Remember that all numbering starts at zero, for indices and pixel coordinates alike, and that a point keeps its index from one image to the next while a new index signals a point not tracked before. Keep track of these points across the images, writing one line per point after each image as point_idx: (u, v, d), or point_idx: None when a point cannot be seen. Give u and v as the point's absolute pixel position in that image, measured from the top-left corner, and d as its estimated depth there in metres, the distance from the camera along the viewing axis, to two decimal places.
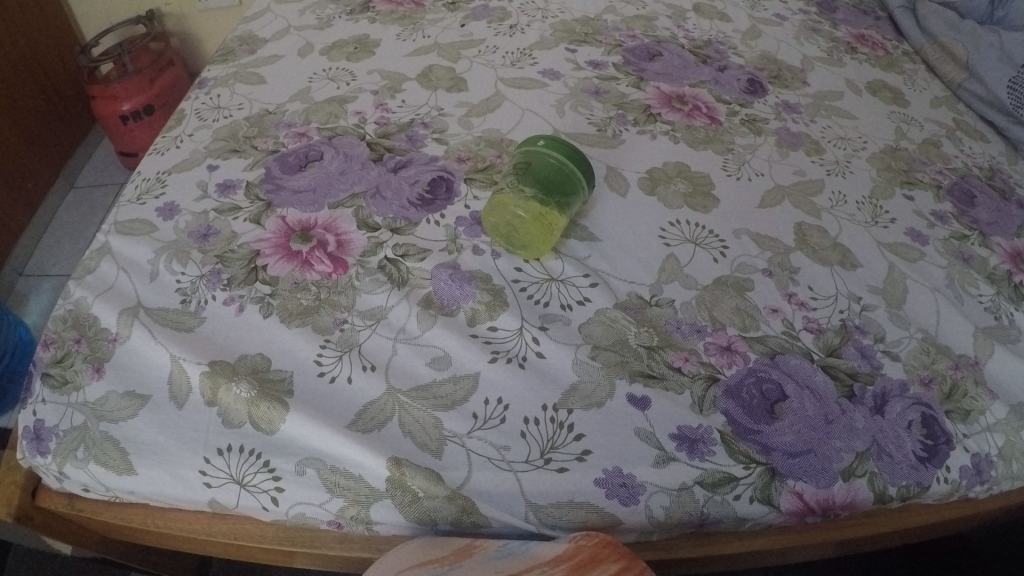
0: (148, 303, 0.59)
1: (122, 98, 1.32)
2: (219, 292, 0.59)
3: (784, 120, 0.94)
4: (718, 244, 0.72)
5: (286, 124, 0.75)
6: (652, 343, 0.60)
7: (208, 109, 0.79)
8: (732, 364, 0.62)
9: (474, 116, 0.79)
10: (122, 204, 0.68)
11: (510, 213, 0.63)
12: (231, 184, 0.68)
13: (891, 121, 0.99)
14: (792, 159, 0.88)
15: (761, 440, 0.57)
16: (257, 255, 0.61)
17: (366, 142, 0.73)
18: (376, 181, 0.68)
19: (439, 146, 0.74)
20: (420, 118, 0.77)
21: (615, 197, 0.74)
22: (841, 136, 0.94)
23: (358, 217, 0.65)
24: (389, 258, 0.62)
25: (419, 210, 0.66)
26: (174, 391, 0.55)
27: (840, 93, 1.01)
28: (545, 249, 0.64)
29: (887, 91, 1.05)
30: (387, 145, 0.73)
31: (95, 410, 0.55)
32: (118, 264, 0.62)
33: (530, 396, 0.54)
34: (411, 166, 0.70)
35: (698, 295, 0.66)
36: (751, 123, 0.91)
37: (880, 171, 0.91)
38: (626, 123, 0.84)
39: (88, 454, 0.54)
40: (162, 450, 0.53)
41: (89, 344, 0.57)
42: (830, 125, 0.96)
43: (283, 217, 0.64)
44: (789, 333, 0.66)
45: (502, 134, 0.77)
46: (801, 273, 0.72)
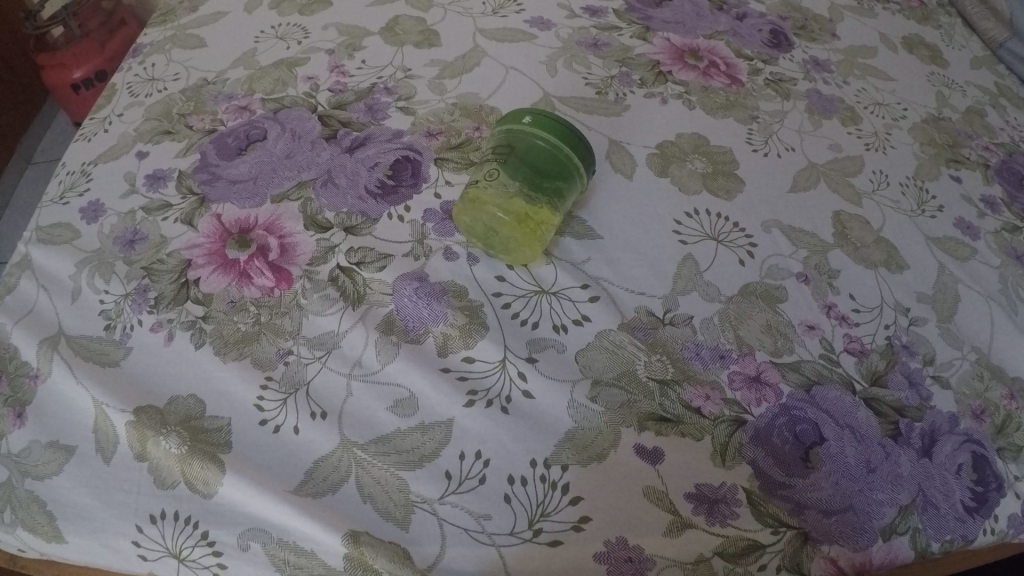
0: (71, 331, 0.50)
1: (72, 65, 1.17)
2: (145, 316, 0.50)
3: (814, 81, 0.81)
4: (745, 240, 0.60)
5: (227, 96, 0.64)
6: (665, 376, 0.49)
7: (141, 82, 0.68)
8: (761, 400, 0.51)
9: (448, 77, 0.66)
10: (44, 205, 0.58)
11: (487, 211, 0.51)
12: (161, 175, 0.58)
13: (932, 85, 0.86)
14: (824, 129, 0.75)
15: (793, 496, 0.48)
16: (188, 266, 0.52)
17: (319, 115, 0.61)
18: (329, 166, 0.57)
19: (405, 118, 0.61)
20: (383, 82, 0.64)
21: (619, 179, 0.61)
22: (878, 103, 0.81)
23: (306, 214, 0.54)
24: (343, 266, 0.51)
25: (380, 201, 0.54)
26: (101, 442, 0.47)
27: (873, 49, 0.88)
28: (535, 255, 0.52)
29: (925, 48, 0.91)
30: (343, 118, 0.61)
31: (19, 462, 0.47)
32: (39, 282, 0.53)
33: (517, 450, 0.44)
34: (371, 145, 0.58)
35: (721, 309, 0.54)
36: (777, 84, 0.78)
37: (923, 147, 0.78)
38: (631, 83, 0.70)
39: (15, 517, 0.46)
40: (92, 515, 0.45)
41: (9, 382, 0.49)
42: (865, 87, 0.82)
43: (219, 215, 0.54)
44: (827, 357, 0.55)
45: (481, 100, 0.64)
46: (841, 277, 0.61)
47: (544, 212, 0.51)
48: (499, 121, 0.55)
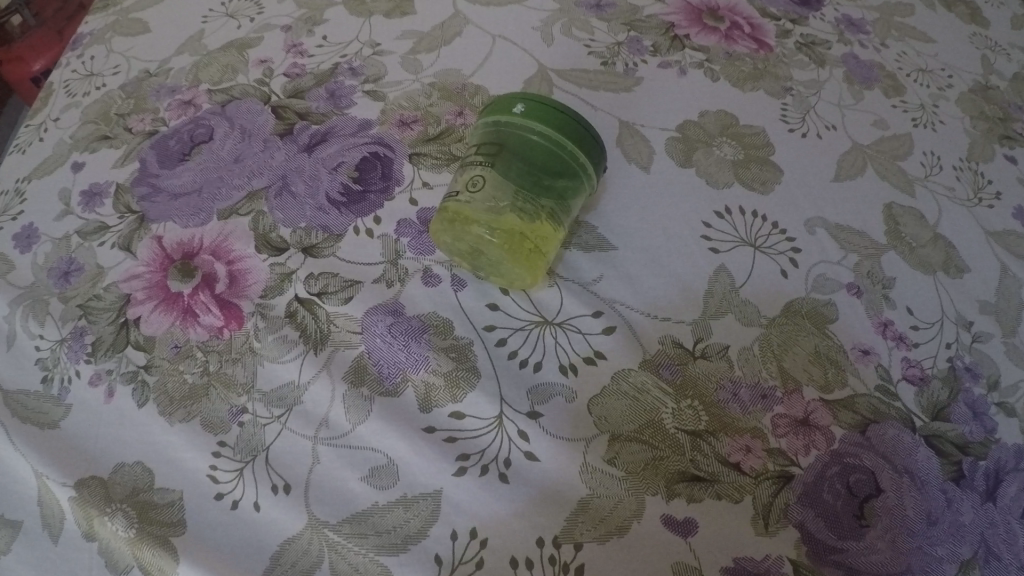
0: (6, 384, 0.45)
1: (32, 58, 0.97)
2: (84, 367, 0.45)
3: (848, 44, 0.70)
4: (787, 244, 0.50)
5: (169, 89, 0.55)
6: (697, 426, 0.41)
7: (79, 79, 0.59)
8: (810, 448, 0.43)
9: (423, 51, 0.57)
10: None
11: (473, 227, 0.41)
12: (97, 190, 0.50)
13: (975, 48, 0.76)
14: (866, 102, 0.65)
15: (845, 563, 0.41)
16: (127, 301, 0.46)
17: (273, 106, 0.52)
18: (282, 168, 0.48)
19: (374, 103, 0.52)
20: (347, 62, 0.55)
21: (636, 172, 0.51)
22: (922, 69, 0.71)
23: (257, 232, 0.46)
24: (301, 298, 0.43)
25: (345, 210, 0.46)
26: (46, 517, 0.42)
27: (910, 6, 0.77)
28: (536, 279, 0.43)
29: (964, 5, 0.80)
30: (301, 108, 0.52)
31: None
32: None
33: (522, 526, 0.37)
34: (333, 140, 0.50)
35: (761, 336, 0.45)
36: (809, 48, 0.68)
37: (974, 121, 0.68)
38: (642, 50, 0.60)
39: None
40: None
41: None
42: (905, 51, 0.72)
43: (160, 238, 0.47)
44: (884, 389, 0.47)
45: (464, 78, 0.55)
46: (896, 288, 0.52)
47: (544, 225, 0.42)
48: (484, 114, 0.45)
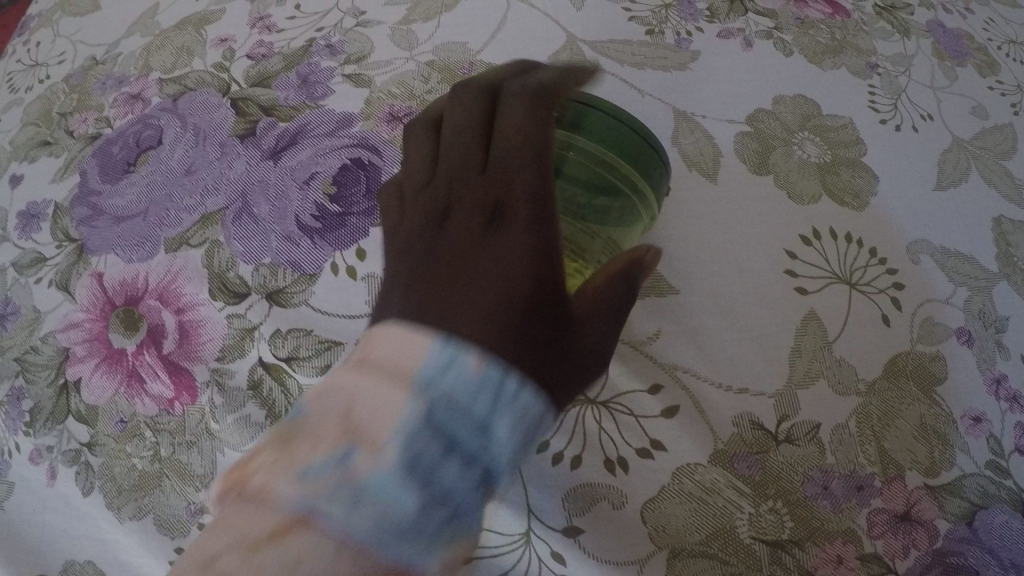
0: None
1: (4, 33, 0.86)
2: (22, 441, 0.37)
3: (933, 8, 0.58)
4: (887, 277, 0.41)
5: (117, 79, 0.45)
6: (779, 535, 0.33)
7: (22, 69, 0.49)
8: (910, 548, 0.35)
9: (418, 20, 0.45)
10: None
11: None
12: (34, 212, 0.41)
13: None
14: (961, 81, 0.54)
15: None
16: (67, 358, 0.37)
17: (232, 98, 0.42)
18: (241, 183, 0.39)
19: (357, 91, 0.42)
20: (324, 37, 0.44)
21: (694, 184, 0.41)
22: (1012, 40, 0.58)
23: (212, 270, 0.37)
24: (267, 362, 0.34)
25: (320, 239, 0.37)
26: None
27: None
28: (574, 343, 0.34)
29: None
30: (267, 101, 0.42)
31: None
32: None
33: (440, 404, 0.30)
34: (303, 144, 0.40)
35: (859, 407, 0.37)
36: (891, 13, 0.56)
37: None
38: (696, 16, 0.48)
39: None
40: None
41: None
42: (998, 17, 0.60)
43: (101, 275, 0.38)
44: (994, 465, 0.39)
45: (470, 56, 0.44)
46: (1009, 331, 0.43)
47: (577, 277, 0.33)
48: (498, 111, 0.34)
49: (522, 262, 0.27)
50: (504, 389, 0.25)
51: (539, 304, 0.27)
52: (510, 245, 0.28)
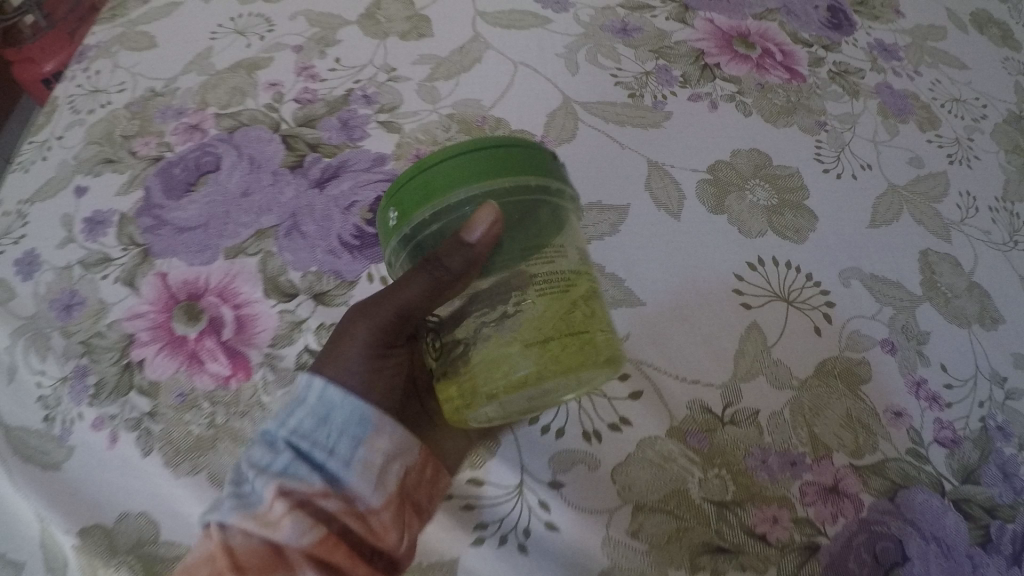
0: (6, 420, 0.42)
1: (41, 59, 0.93)
2: (86, 409, 0.42)
3: (882, 71, 0.69)
4: (820, 298, 0.51)
5: (176, 111, 0.52)
6: (724, 497, 0.40)
7: (84, 95, 0.54)
8: (839, 516, 0.42)
9: (441, 78, 0.54)
10: None
11: (501, 365, 0.33)
12: (100, 219, 0.47)
13: (1009, 75, 0.75)
14: (903, 137, 0.64)
15: None
16: (131, 342, 0.43)
17: (282, 134, 0.50)
18: (291, 206, 0.47)
19: (388, 136, 0.51)
20: (360, 89, 0.53)
21: (667, 219, 0.51)
22: (956, 98, 0.70)
23: (266, 275, 0.44)
24: (313, 349, 0.42)
25: (359, 255, 0.45)
26: (50, 561, 0.41)
27: (943, 29, 0.76)
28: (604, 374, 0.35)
29: (997, 27, 0.79)
30: (312, 139, 0.50)
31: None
32: None
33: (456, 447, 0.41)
34: (345, 177, 0.48)
35: (793, 399, 0.45)
36: (843, 77, 0.66)
37: (1008, 156, 0.68)
38: (672, 82, 0.59)
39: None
40: None
41: None
42: (940, 79, 0.71)
43: (164, 274, 0.45)
44: (914, 453, 0.47)
45: (484, 110, 0.53)
46: (930, 343, 0.51)
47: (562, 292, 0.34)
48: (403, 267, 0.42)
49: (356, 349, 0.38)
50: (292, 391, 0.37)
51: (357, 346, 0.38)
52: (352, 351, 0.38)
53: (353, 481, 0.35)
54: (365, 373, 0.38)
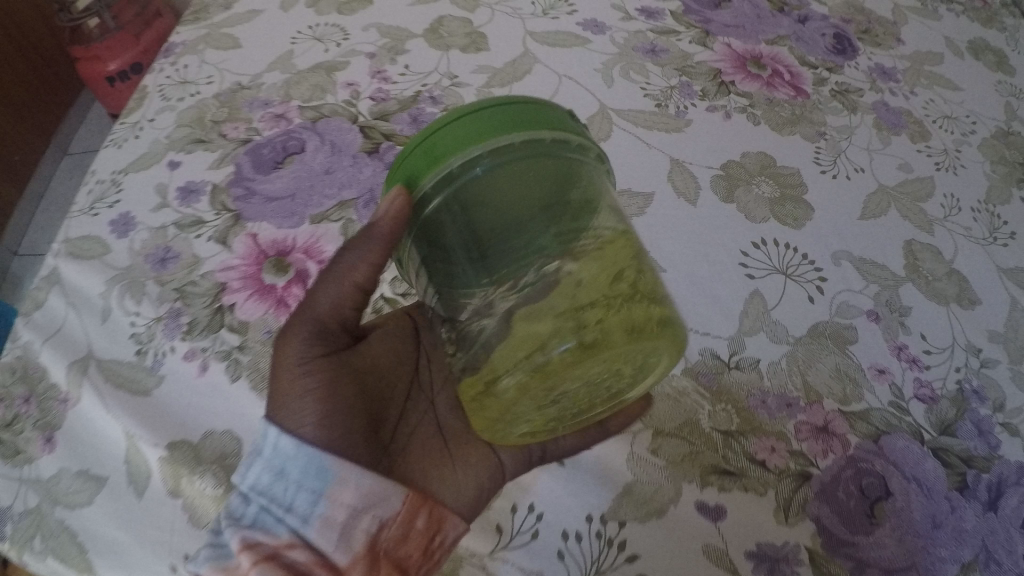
0: (101, 354, 0.46)
1: (107, 57, 1.03)
2: (179, 344, 0.46)
3: (880, 91, 0.77)
4: (814, 275, 0.57)
5: (262, 102, 0.58)
6: (730, 427, 0.46)
7: (173, 85, 0.60)
8: (828, 452, 0.48)
9: (496, 86, 0.62)
10: (71, 216, 0.52)
11: (540, 346, 0.33)
12: (194, 188, 0.53)
13: (1000, 95, 0.83)
14: (894, 147, 0.72)
15: (857, 555, 0.46)
16: (223, 288, 0.48)
17: (360, 125, 0.57)
18: (369, 182, 0.53)
19: None
20: (428, 91, 0.60)
21: (683, 206, 0.59)
22: (948, 116, 0.78)
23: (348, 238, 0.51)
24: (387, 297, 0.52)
25: None
26: (132, 474, 0.44)
27: (940, 55, 0.85)
28: (641, 350, 0.34)
29: (991, 53, 0.87)
30: (386, 130, 0.57)
31: (49, 489, 0.45)
32: (66, 299, 0.48)
33: (464, 485, 0.43)
34: None
35: (789, 353, 0.52)
36: (843, 96, 0.74)
37: (994, 166, 0.76)
38: (692, 95, 0.68)
39: (44, 546, 0.44)
40: (124, 551, 0.44)
41: (38, 405, 0.46)
42: (934, 98, 0.79)
43: (255, 234, 0.50)
44: (896, 405, 0.52)
45: None
46: (912, 316, 0.58)
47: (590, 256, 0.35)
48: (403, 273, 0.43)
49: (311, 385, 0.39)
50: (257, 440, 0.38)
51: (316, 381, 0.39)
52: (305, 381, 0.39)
53: (319, 534, 0.36)
54: (313, 412, 0.38)
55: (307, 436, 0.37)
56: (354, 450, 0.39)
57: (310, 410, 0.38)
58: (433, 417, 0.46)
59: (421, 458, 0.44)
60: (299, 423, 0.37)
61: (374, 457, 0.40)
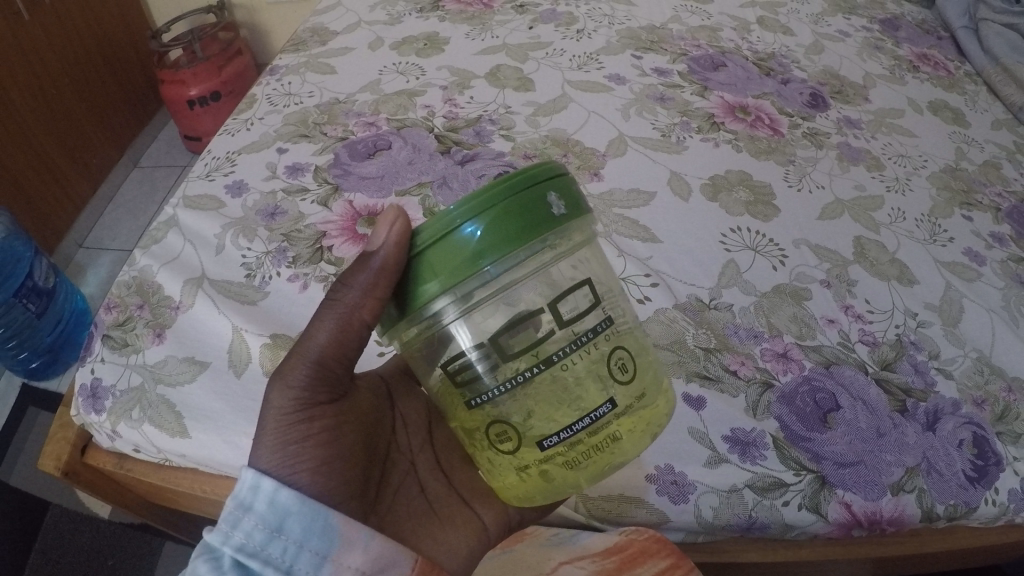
0: (213, 276, 0.62)
1: (190, 83, 1.32)
2: (284, 270, 0.61)
3: (845, 135, 0.91)
4: (778, 252, 0.71)
5: (356, 114, 0.76)
6: (709, 345, 0.61)
7: (280, 95, 0.79)
8: (787, 371, 0.61)
9: (541, 115, 0.78)
10: (192, 179, 0.70)
11: (585, 441, 0.38)
12: (300, 167, 0.70)
13: (952, 141, 0.95)
14: (852, 174, 0.85)
15: (813, 448, 0.57)
16: (323, 236, 0.63)
17: (436, 134, 0.73)
18: (443, 172, 0.68)
19: (507, 143, 0.74)
20: (489, 115, 0.77)
21: (677, 201, 0.72)
22: (901, 154, 0.90)
23: (424, 205, 0.65)
24: None
25: None
26: (234, 359, 0.57)
27: (900, 111, 0.97)
28: (630, 453, 0.40)
29: (949, 111, 1.01)
30: (455, 139, 0.73)
31: (153, 372, 0.58)
32: (184, 236, 0.65)
33: (456, 547, 0.49)
34: (478, 160, 0.70)
35: (756, 301, 0.65)
36: (812, 136, 0.88)
37: (939, 192, 0.87)
38: (690, 130, 0.81)
39: (143, 415, 0.56)
40: (217, 417, 0.55)
41: (152, 310, 0.61)
42: (891, 142, 0.92)
43: (351, 201, 0.66)
44: (844, 344, 0.66)
45: (569, 135, 0.77)
46: (858, 286, 0.71)
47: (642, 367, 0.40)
48: (386, 328, 0.41)
49: (309, 442, 0.43)
50: (245, 501, 0.39)
51: (304, 436, 0.42)
52: (297, 434, 0.42)
53: None
54: (307, 466, 0.42)
55: (304, 492, 0.41)
56: (346, 510, 0.43)
57: (306, 456, 0.42)
58: (415, 476, 0.52)
59: (411, 520, 0.49)
60: (292, 469, 0.41)
61: (362, 507, 0.45)
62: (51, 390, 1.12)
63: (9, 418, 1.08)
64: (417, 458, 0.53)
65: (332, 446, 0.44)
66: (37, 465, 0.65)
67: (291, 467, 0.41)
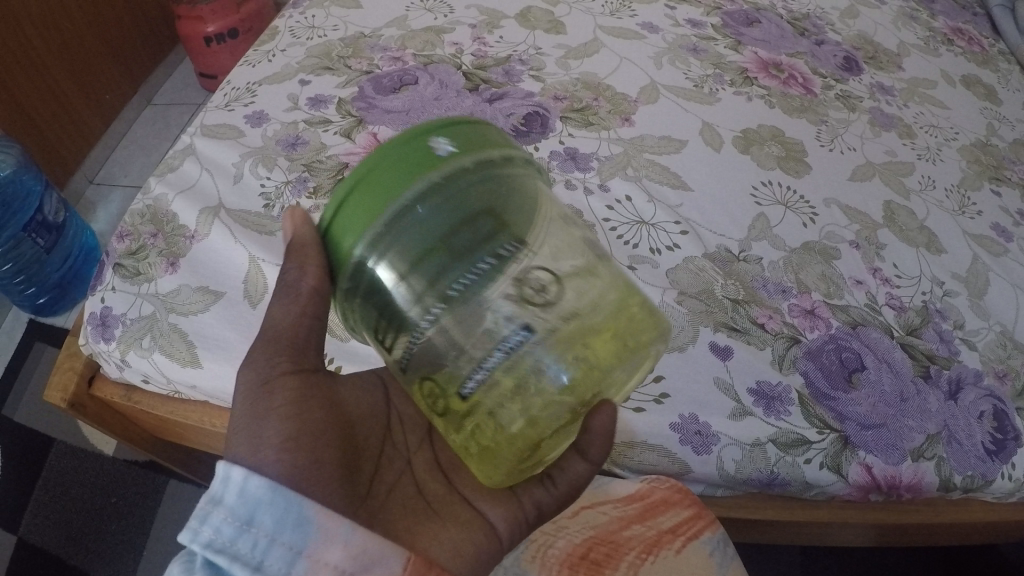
0: (230, 206, 0.60)
1: (208, 19, 1.28)
2: (304, 200, 0.60)
3: (877, 101, 0.88)
4: (809, 209, 0.69)
5: (381, 48, 0.73)
6: (737, 296, 0.59)
7: (302, 27, 0.76)
8: (815, 328, 0.60)
9: (572, 59, 0.76)
10: (210, 108, 0.68)
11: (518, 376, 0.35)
12: (323, 98, 0.67)
13: (984, 117, 0.93)
14: (883, 139, 0.83)
15: (836, 407, 0.56)
16: (345, 167, 0.61)
17: (464, 71, 0.71)
18: (470, 109, 0.67)
19: (537, 83, 0.72)
20: (518, 55, 0.75)
21: (708, 152, 0.70)
22: (934, 125, 0.88)
23: None
24: None
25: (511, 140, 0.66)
26: (248, 290, 0.56)
27: (933, 82, 0.95)
28: (584, 384, 0.36)
29: (981, 87, 0.98)
30: (483, 77, 0.71)
31: (165, 301, 0.56)
32: (202, 164, 0.63)
33: (459, 547, 0.42)
34: (507, 99, 0.69)
35: (785, 256, 0.64)
36: (845, 99, 0.86)
37: (970, 164, 0.84)
38: (723, 83, 0.79)
39: (153, 343, 0.55)
40: (230, 347, 0.54)
41: (166, 239, 0.59)
42: (923, 112, 0.89)
43: (374, 133, 0.64)
44: (872, 306, 0.64)
45: (600, 79, 0.74)
46: (887, 250, 0.70)
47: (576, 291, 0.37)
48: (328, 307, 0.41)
49: (282, 416, 0.37)
50: (216, 493, 0.33)
51: (277, 410, 0.37)
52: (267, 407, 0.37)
53: None
54: (280, 444, 0.36)
55: (278, 474, 0.35)
56: (327, 499, 0.36)
57: (278, 433, 0.36)
58: (411, 475, 0.45)
59: (405, 517, 0.41)
60: (260, 449, 0.35)
61: (347, 496, 0.38)
62: (57, 325, 1.11)
63: (15, 352, 1.08)
64: (414, 462, 0.46)
65: (308, 421, 0.38)
66: (42, 395, 0.63)
67: (264, 449, 0.35)
